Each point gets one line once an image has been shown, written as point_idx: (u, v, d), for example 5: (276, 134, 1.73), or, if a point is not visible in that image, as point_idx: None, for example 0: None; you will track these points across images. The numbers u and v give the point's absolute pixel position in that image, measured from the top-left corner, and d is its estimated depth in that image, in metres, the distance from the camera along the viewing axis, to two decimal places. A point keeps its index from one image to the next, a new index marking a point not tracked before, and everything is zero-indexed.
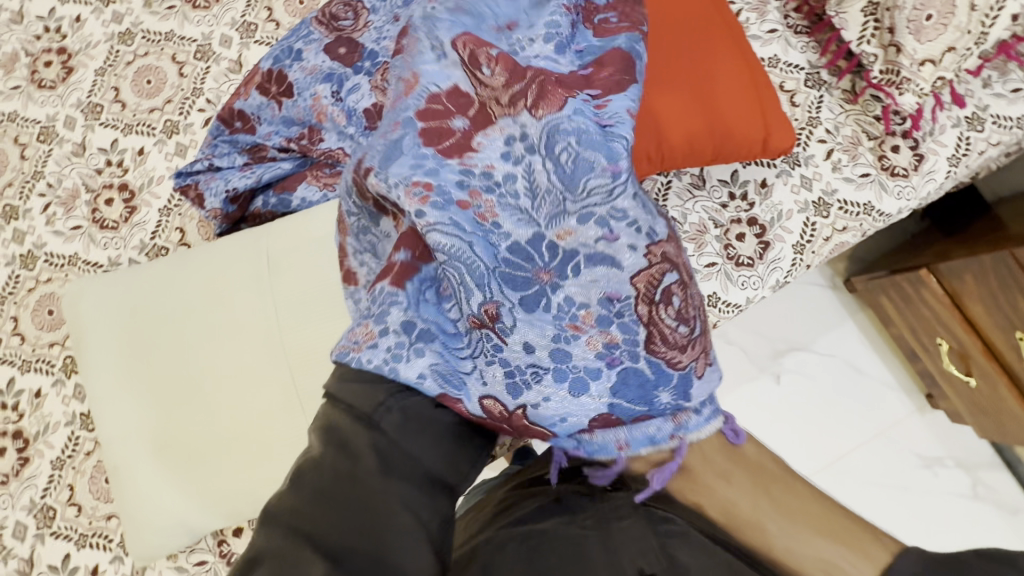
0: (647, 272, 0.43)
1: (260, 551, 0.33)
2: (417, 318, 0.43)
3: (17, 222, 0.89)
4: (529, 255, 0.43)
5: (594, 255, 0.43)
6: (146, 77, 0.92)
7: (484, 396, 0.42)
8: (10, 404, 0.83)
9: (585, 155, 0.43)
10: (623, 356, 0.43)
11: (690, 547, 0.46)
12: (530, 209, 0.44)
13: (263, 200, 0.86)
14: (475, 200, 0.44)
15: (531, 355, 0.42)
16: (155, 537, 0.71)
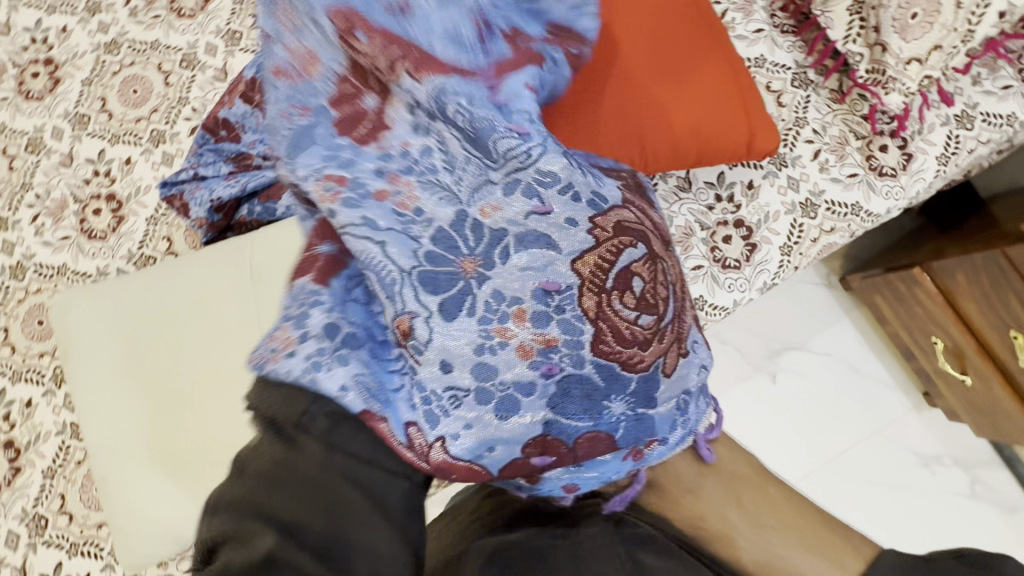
0: (594, 255, 0.44)
1: (216, 537, 0.36)
2: (341, 322, 0.42)
3: (7, 233, 0.89)
4: (453, 243, 0.43)
5: (525, 236, 0.44)
6: (132, 86, 0.92)
7: (409, 423, 0.41)
8: (1, 415, 0.84)
9: (495, 126, 0.47)
10: (564, 362, 0.42)
11: (652, 550, 0.48)
12: (450, 187, 0.47)
13: (249, 209, 0.84)
14: (392, 181, 0.46)
15: (447, 375, 0.41)
16: (144, 546, 0.71)
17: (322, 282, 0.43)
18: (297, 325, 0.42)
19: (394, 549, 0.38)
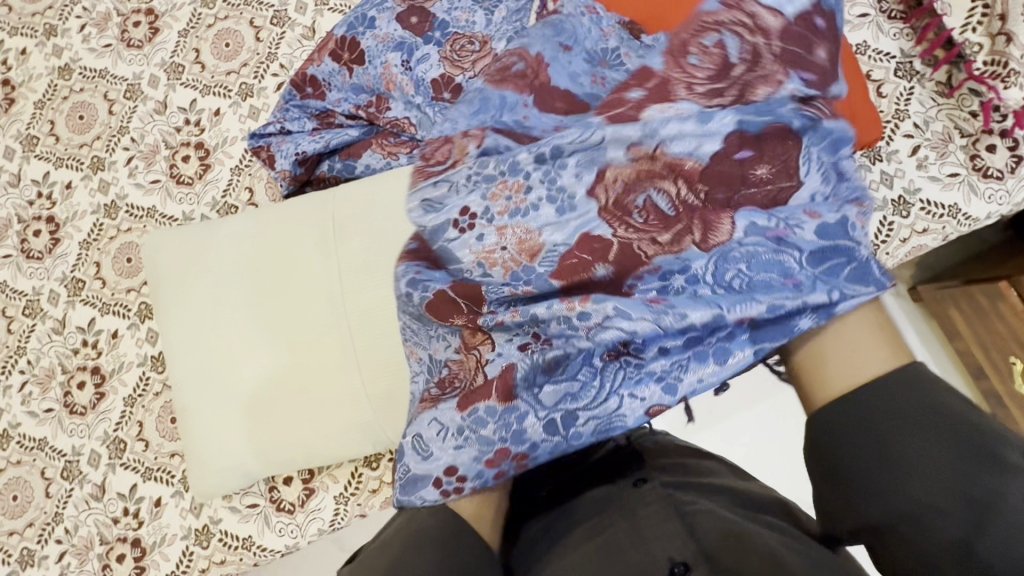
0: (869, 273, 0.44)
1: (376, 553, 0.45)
2: (556, 419, 0.46)
3: (103, 173, 0.94)
4: (701, 305, 0.44)
5: (765, 264, 0.43)
6: (225, 40, 0.95)
7: (651, 409, 0.45)
8: (91, 342, 0.90)
9: (782, 252, 0.43)
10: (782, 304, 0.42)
11: (715, 518, 0.45)
12: (713, 304, 0.43)
13: (329, 165, 0.87)
14: (655, 298, 0.45)
15: (698, 382, 0.44)
16: (216, 477, 0.76)
17: (508, 399, 0.47)
18: (507, 433, 0.47)
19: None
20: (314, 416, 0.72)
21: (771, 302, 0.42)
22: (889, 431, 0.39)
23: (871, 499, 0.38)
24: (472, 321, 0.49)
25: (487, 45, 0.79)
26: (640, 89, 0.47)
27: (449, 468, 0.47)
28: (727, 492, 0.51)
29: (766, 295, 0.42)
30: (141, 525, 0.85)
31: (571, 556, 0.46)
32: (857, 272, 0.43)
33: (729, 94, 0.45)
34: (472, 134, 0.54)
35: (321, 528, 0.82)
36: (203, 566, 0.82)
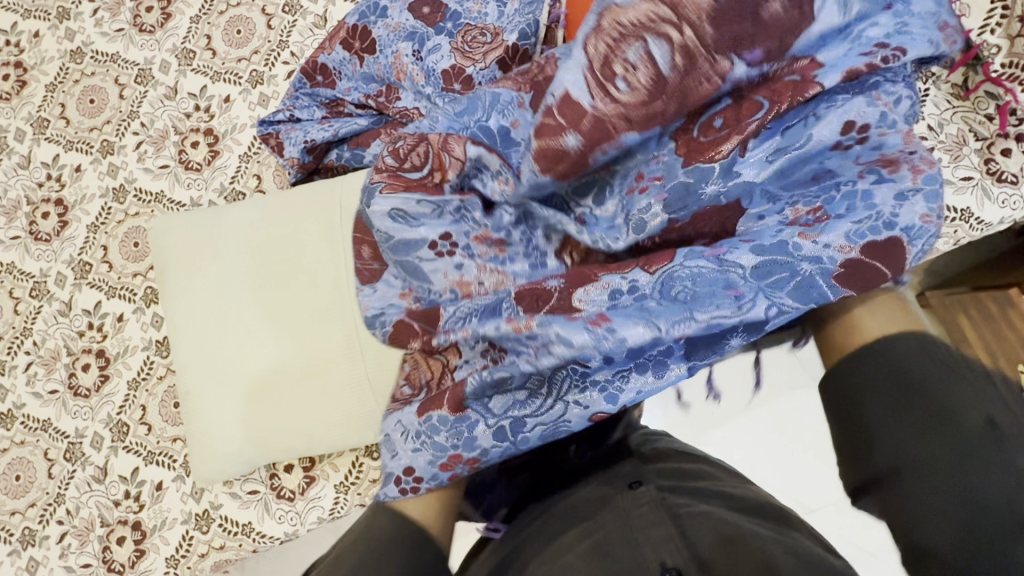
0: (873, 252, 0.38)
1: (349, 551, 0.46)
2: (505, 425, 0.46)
3: (112, 157, 0.95)
4: (634, 326, 0.40)
5: (710, 294, 0.40)
6: (236, 27, 0.95)
7: (594, 415, 0.44)
8: (96, 325, 0.90)
9: (726, 270, 0.41)
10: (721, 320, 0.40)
11: (709, 520, 0.45)
12: (650, 315, 0.40)
13: (337, 154, 0.86)
14: (595, 320, 0.41)
15: (633, 390, 0.43)
16: (217, 461, 0.76)
17: (459, 411, 0.47)
18: (460, 441, 0.47)
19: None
20: (315, 404, 0.72)
21: (709, 314, 0.40)
22: (906, 400, 0.36)
23: (876, 451, 0.36)
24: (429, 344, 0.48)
25: (499, 37, 0.79)
26: (575, 133, 0.42)
27: (406, 469, 0.49)
28: (722, 495, 0.50)
29: (704, 310, 0.40)
30: (142, 508, 0.85)
31: (565, 555, 0.45)
32: (800, 289, 0.39)
33: (664, 106, 0.41)
34: (453, 148, 0.50)
35: (321, 516, 0.82)
36: (202, 550, 0.83)
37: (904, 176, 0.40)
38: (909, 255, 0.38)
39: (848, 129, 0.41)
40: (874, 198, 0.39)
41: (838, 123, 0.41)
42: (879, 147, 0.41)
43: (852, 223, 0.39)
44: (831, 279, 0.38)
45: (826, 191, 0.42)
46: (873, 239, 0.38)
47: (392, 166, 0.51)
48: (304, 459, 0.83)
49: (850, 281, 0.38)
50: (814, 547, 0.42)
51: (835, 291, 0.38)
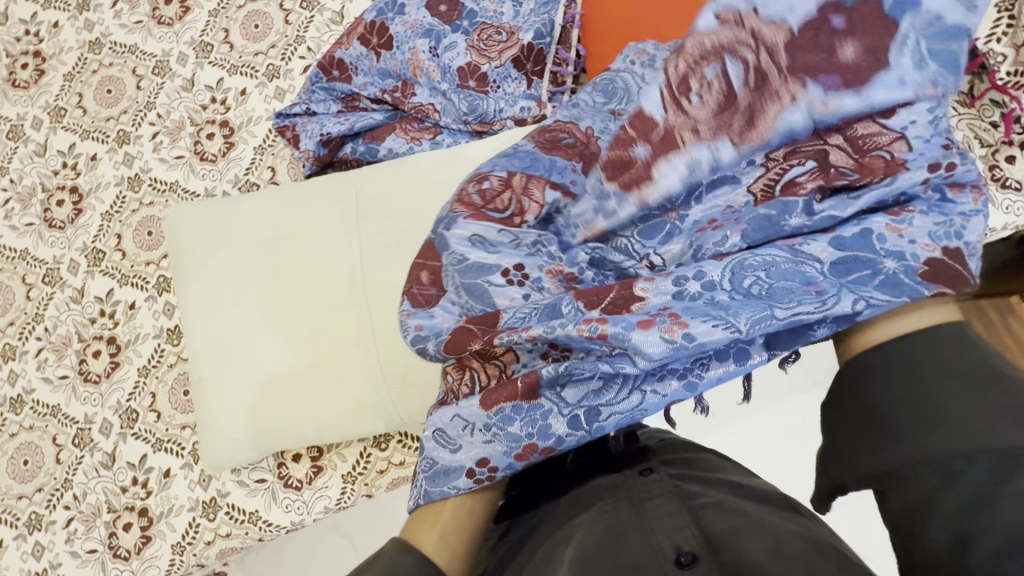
0: (947, 260, 0.40)
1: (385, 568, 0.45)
2: (579, 414, 0.46)
3: (128, 146, 0.96)
4: (721, 314, 0.43)
5: (785, 270, 0.43)
6: (254, 21, 0.96)
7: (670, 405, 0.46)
8: (108, 312, 0.91)
9: (800, 265, 0.43)
10: (808, 304, 0.41)
11: (720, 511, 0.45)
12: (726, 313, 0.42)
13: (352, 147, 0.87)
14: (672, 327, 0.43)
15: (715, 374, 0.45)
16: (226, 448, 0.76)
17: (533, 398, 0.47)
18: (533, 432, 0.47)
19: None
20: (327, 393, 0.73)
21: (791, 307, 0.42)
22: (984, 394, 0.38)
23: (941, 429, 0.38)
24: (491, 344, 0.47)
25: (514, 36, 0.81)
26: (645, 143, 0.49)
27: (479, 460, 0.48)
28: (729, 483, 0.50)
29: (784, 306, 0.42)
30: (150, 495, 0.85)
31: (577, 540, 0.46)
32: (886, 283, 0.41)
33: (734, 125, 0.47)
34: (531, 194, 0.52)
35: (327, 506, 0.82)
36: (208, 538, 0.83)
37: (965, 198, 0.42)
38: (966, 260, 0.41)
39: (928, 173, 0.42)
40: (950, 211, 0.42)
41: (917, 168, 0.43)
42: (941, 184, 0.43)
43: (933, 223, 0.42)
44: (917, 275, 0.40)
45: (899, 199, 0.44)
46: (948, 245, 0.41)
47: (477, 203, 0.52)
48: (313, 448, 0.84)
49: (940, 279, 0.40)
50: (825, 538, 0.42)
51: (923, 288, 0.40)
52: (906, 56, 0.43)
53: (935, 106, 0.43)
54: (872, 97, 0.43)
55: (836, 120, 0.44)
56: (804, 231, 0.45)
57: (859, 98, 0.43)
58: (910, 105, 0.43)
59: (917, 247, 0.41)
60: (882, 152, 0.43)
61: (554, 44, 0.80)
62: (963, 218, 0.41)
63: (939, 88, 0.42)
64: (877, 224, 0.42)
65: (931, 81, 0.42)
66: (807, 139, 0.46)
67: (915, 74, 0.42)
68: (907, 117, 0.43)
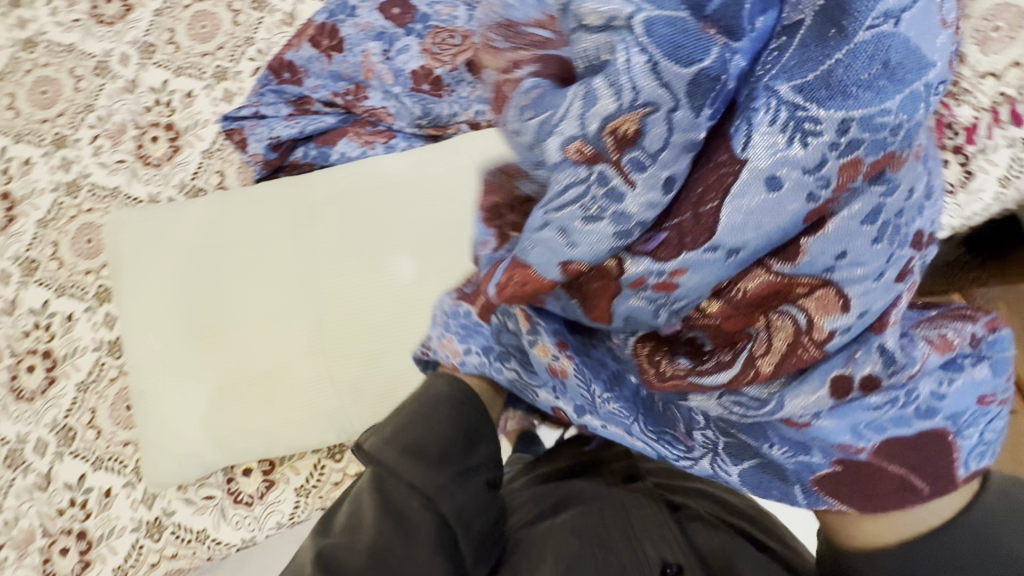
0: (909, 454, 0.32)
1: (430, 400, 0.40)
2: (495, 359, 0.42)
3: (65, 150, 0.91)
4: (582, 393, 0.38)
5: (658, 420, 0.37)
6: (201, 21, 0.93)
7: (555, 407, 0.40)
8: (43, 325, 0.86)
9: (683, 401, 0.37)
10: (668, 449, 0.37)
11: (706, 530, 0.46)
12: (582, 395, 0.38)
13: (304, 151, 0.85)
14: (559, 366, 0.38)
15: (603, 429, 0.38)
16: (170, 464, 0.73)
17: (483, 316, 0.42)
18: (460, 330, 0.43)
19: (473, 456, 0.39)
20: (277, 403, 0.71)
21: (650, 431, 0.37)
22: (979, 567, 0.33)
23: None
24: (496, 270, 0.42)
25: (468, 40, 0.79)
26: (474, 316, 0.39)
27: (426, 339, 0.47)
28: (704, 497, 0.51)
29: (643, 427, 0.37)
30: (89, 517, 0.81)
31: (556, 539, 0.43)
32: (763, 466, 0.35)
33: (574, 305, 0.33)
34: None
35: (280, 521, 0.79)
36: (153, 560, 0.79)
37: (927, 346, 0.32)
38: (957, 449, 0.33)
39: (843, 369, 0.31)
40: (912, 385, 0.32)
41: (821, 381, 0.32)
42: (940, 363, 0.32)
43: (866, 414, 0.32)
44: (814, 476, 0.34)
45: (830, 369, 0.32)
46: (894, 436, 0.32)
47: None
48: (264, 462, 0.81)
49: (876, 484, 0.33)
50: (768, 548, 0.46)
51: (808, 496, 0.35)
52: (764, 142, 0.25)
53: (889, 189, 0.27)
54: (743, 253, 0.28)
55: (700, 293, 0.30)
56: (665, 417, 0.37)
57: (723, 255, 0.28)
58: (820, 226, 0.27)
59: (827, 442, 0.33)
60: (792, 312, 0.30)
61: None
62: (932, 394, 0.32)
63: (869, 160, 0.26)
64: (769, 417, 0.34)
65: (848, 154, 0.25)
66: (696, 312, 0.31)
67: (796, 161, 0.25)
68: (828, 245, 0.28)
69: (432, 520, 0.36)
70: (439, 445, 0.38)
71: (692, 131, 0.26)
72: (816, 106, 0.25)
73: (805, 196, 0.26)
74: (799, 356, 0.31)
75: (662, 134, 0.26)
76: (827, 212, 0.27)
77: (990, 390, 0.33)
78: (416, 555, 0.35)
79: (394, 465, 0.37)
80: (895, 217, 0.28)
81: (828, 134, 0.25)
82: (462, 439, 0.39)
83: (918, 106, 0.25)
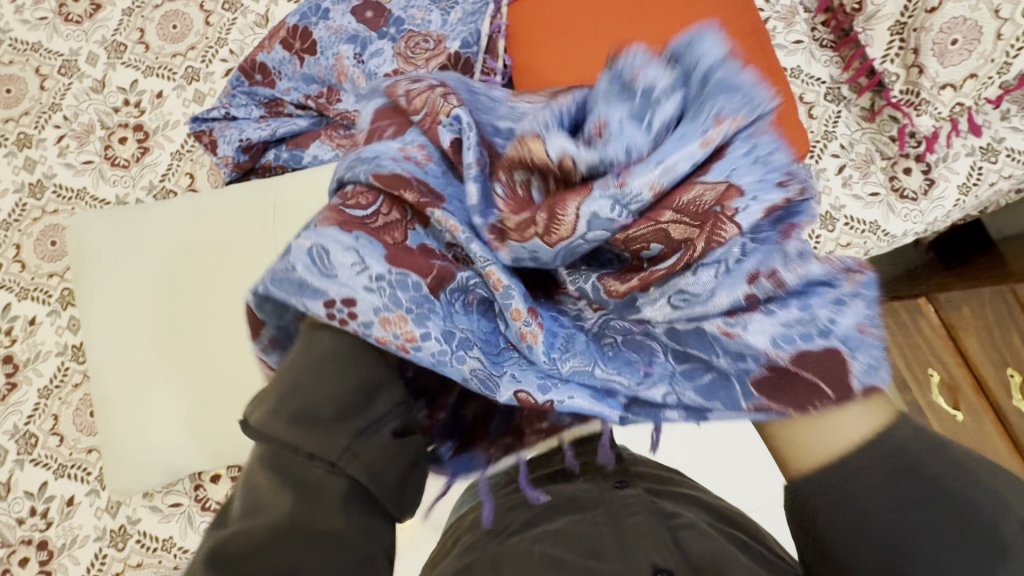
0: (826, 365, 0.32)
1: (321, 352, 0.33)
2: (456, 330, 0.36)
3: (29, 150, 0.89)
4: (550, 363, 0.36)
5: (608, 382, 0.35)
6: (172, 21, 0.92)
7: (517, 391, 0.35)
8: (3, 329, 0.84)
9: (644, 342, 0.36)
10: (641, 415, 0.36)
11: (702, 537, 0.40)
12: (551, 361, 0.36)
13: (275, 154, 0.84)
14: (527, 332, 0.35)
15: (569, 400, 0.35)
16: (135, 471, 0.72)
17: (439, 290, 0.36)
18: (416, 305, 0.35)
19: (378, 431, 0.32)
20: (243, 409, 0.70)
21: (608, 372, 0.35)
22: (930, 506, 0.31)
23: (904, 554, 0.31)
24: (424, 204, 0.37)
25: (442, 44, 0.79)
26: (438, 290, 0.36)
27: (346, 297, 0.34)
28: (697, 503, 0.47)
29: (604, 367, 0.36)
30: (50, 526, 0.79)
31: (538, 547, 0.40)
32: (712, 383, 0.35)
33: (538, 220, 0.35)
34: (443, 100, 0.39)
35: None
36: (116, 569, 0.78)
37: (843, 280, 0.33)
38: (854, 368, 0.32)
39: (748, 286, 0.33)
40: (810, 305, 0.33)
41: (740, 277, 0.33)
42: (812, 281, 0.33)
43: (782, 324, 0.33)
44: (748, 380, 0.34)
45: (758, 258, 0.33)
46: (805, 348, 0.33)
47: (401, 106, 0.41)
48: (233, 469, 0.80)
49: (793, 389, 0.33)
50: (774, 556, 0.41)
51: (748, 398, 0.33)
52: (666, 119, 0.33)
53: (747, 148, 0.33)
54: (666, 162, 0.33)
55: (644, 197, 0.33)
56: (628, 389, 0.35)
57: (656, 171, 0.33)
58: (713, 160, 0.33)
59: (756, 348, 0.33)
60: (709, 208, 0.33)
61: (481, 53, 0.79)
62: (828, 316, 0.33)
63: (729, 118, 0.32)
64: (710, 323, 0.34)
65: (714, 117, 0.32)
66: (634, 223, 0.35)
67: (688, 124, 0.33)
68: (719, 171, 0.33)
69: (344, 484, 0.30)
70: (338, 400, 0.31)
71: (636, 133, 0.34)
72: (706, 98, 0.33)
73: (697, 128, 0.32)
74: (718, 232, 0.33)
75: (621, 123, 0.34)
76: (715, 152, 0.33)
77: (869, 320, 0.33)
78: (319, 523, 0.29)
79: (282, 436, 0.30)
80: (762, 155, 0.33)
81: (705, 103, 0.33)
82: (364, 389, 0.33)
83: (752, 95, 0.32)
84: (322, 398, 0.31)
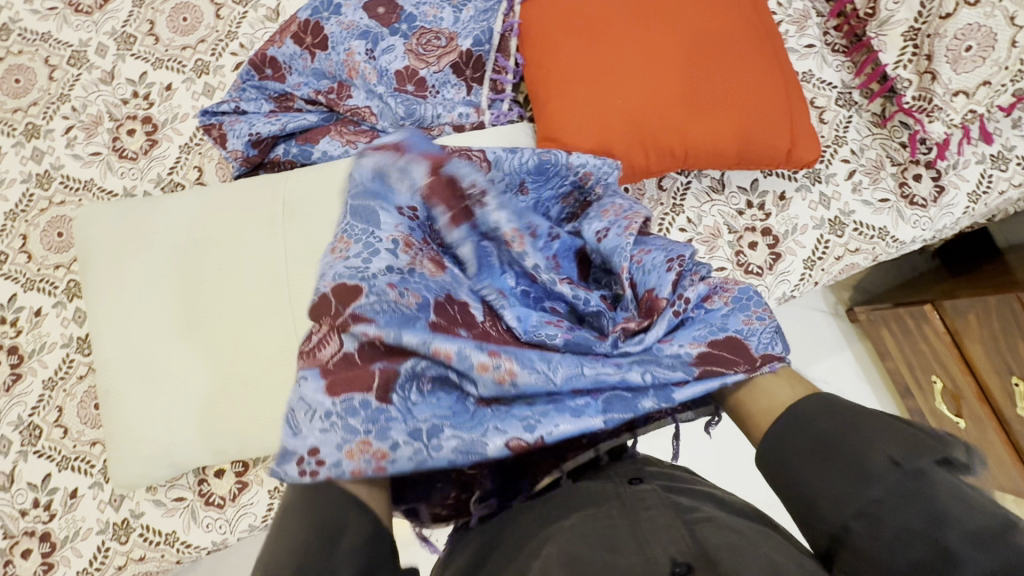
0: (725, 344, 0.48)
1: (290, 510, 0.40)
2: (419, 423, 0.43)
3: (37, 141, 0.89)
4: (534, 389, 0.44)
5: (576, 414, 0.45)
6: (183, 13, 0.91)
7: (508, 441, 0.43)
8: (9, 320, 0.83)
9: (599, 376, 0.46)
10: (617, 407, 0.45)
11: (716, 528, 0.40)
12: (543, 372, 0.45)
13: (284, 149, 0.83)
14: (504, 374, 0.44)
15: (555, 429, 0.44)
16: (138, 466, 0.72)
17: (385, 397, 0.42)
18: (372, 424, 0.41)
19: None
20: (250, 403, 0.70)
21: (595, 372, 0.46)
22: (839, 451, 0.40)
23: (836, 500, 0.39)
24: (343, 325, 0.43)
25: (454, 42, 0.80)
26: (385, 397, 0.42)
27: (311, 450, 0.41)
28: (712, 498, 0.46)
29: (590, 366, 0.46)
30: (53, 518, 0.79)
31: (555, 545, 0.40)
32: (660, 395, 0.46)
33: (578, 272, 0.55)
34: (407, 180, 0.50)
35: (252, 523, 0.79)
36: (119, 562, 0.78)
37: (717, 305, 0.51)
38: (749, 345, 0.48)
39: (674, 309, 0.49)
40: (715, 317, 0.50)
41: (662, 317, 0.49)
42: (699, 300, 0.51)
43: (698, 330, 0.49)
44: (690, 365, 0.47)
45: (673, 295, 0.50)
46: (713, 339, 0.48)
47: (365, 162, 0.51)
48: (237, 463, 0.80)
49: (711, 363, 0.47)
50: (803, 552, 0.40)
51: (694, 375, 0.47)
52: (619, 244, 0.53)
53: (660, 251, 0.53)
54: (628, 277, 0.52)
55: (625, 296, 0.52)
56: (603, 382, 0.46)
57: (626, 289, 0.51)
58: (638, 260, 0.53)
59: (684, 359, 0.47)
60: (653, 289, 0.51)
61: (492, 51, 0.80)
62: (722, 318, 0.50)
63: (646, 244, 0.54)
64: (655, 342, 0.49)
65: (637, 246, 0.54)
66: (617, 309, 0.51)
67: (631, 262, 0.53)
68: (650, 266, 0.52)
69: None
70: (298, 556, 0.37)
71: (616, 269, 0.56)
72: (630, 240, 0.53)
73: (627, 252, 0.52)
74: (655, 302, 0.50)
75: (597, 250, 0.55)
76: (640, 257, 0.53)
77: (749, 317, 0.50)
78: None
79: None
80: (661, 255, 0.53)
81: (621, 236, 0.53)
82: (322, 537, 0.38)
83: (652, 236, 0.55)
84: (287, 556, 0.37)
